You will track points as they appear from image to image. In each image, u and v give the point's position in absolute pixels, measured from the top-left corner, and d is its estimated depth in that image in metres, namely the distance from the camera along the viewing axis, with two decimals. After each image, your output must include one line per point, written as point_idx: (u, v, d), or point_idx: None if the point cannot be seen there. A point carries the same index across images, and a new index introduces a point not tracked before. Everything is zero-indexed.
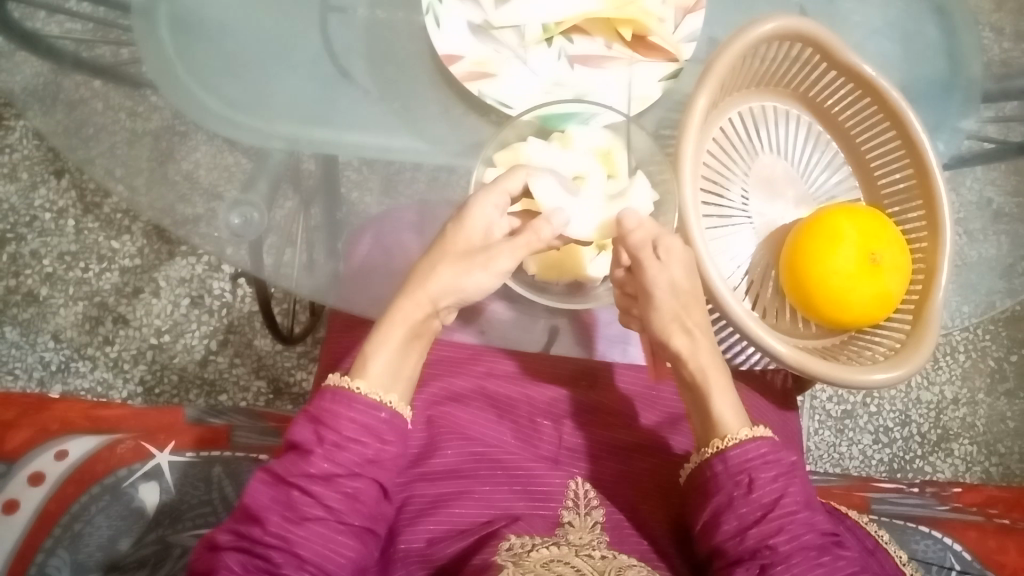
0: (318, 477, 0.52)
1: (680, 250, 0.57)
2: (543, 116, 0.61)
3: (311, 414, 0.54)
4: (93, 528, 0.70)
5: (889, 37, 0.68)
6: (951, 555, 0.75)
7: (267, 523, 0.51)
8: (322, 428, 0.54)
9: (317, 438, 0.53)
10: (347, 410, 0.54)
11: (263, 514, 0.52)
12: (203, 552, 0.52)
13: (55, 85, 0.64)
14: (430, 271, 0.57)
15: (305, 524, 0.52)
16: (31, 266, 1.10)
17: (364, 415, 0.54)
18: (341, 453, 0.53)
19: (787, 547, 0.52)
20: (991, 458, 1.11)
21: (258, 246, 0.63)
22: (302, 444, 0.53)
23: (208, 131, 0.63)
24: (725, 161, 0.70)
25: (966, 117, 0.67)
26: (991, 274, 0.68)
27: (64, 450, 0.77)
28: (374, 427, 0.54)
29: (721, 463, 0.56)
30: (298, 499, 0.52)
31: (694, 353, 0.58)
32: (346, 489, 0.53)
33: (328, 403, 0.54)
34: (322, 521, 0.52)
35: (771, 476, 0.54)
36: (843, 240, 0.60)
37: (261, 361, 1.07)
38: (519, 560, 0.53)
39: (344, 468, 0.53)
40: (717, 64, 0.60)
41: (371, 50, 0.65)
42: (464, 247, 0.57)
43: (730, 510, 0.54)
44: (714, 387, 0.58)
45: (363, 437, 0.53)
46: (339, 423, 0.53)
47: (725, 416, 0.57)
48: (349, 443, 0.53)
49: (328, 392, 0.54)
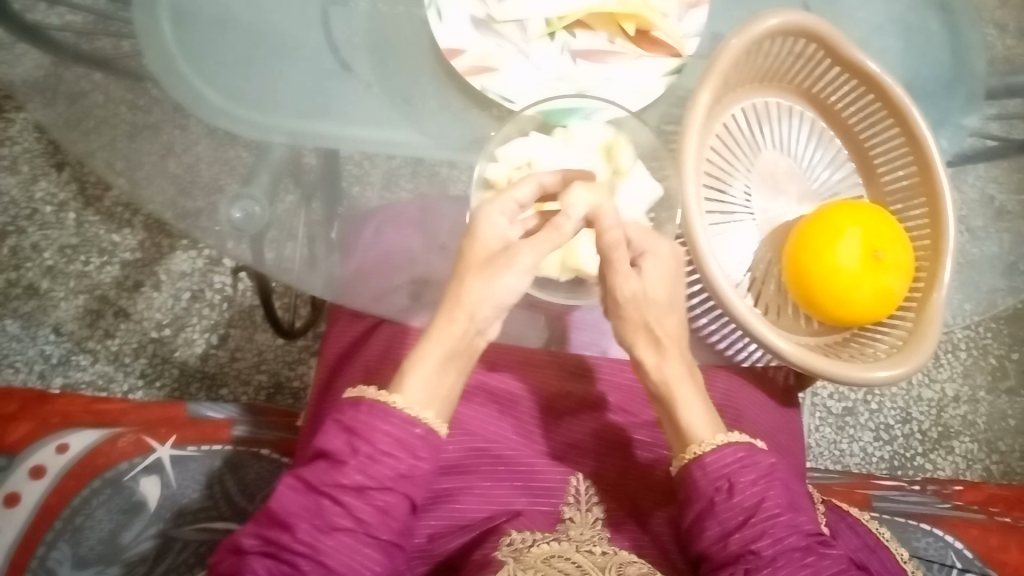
0: (350, 488, 0.52)
1: (665, 260, 0.57)
2: (546, 110, 0.61)
3: (344, 424, 0.54)
4: (94, 522, 0.71)
5: (892, 32, 0.68)
6: (952, 553, 0.75)
7: (296, 530, 0.52)
8: (356, 440, 0.53)
9: (350, 448, 0.53)
10: (383, 424, 0.53)
11: (292, 520, 0.52)
12: (228, 555, 0.53)
13: (56, 78, 0.64)
14: (462, 287, 0.55)
15: (334, 534, 0.52)
16: (32, 259, 1.10)
17: (400, 430, 0.54)
18: (376, 467, 0.53)
19: (771, 552, 0.52)
20: (992, 456, 1.11)
21: (260, 241, 0.63)
22: (333, 453, 0.53)
23: (208, 125, 0.63)
24: (728, 156, 0.70)
25: (968, 114, 0.67)
26: (992, 271, 0.68)
27: (65, 444, 0.76)
28: (409, 442, 0.54)
29: (699, 469, 0.55)
30: (329, 508, 0.52)
31: (659, 366, 0.58)
32: (378, 502, 0.53)
33: (364, 415, 0.53)
34: (350, 532, 0.52)
35: (751, 480, 0.55)
36: (845, 238, 0.59)
37: (261, 356, 1.07)
38: (519, 556, 0.54)
39: (376, 482, 0.53)
40: (719, 60, 0.60)
41: (374, 44, 0.65)
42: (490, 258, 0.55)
43: (713, 515, 0.54)
44: (680, 398, 0.58)
45: (398, 451, 0.53)
46: (374, 435, 0.53)
47: (695, 425, 0.57)
48: (382, 456, 0.53)
49: (364, 403, 0.54)
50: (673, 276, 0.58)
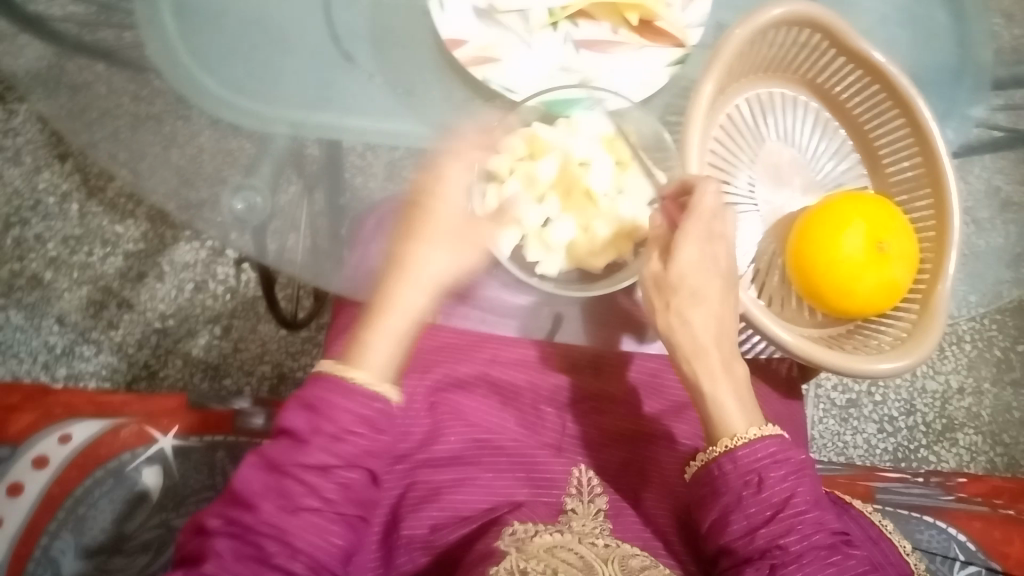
0: (314, 467, 0.52)
1: (699, 257, 0.54)
2: (548, 100, 0.61)
3: (304, 401, 0.54)
4: (96, 512, 0.72)
5: (898, 24, 0.68)
6: (955, 545, 0.76)
7: (260, 511, 0.51)
8: (317, 418, 0.53)
9: (311, 428, 0.53)
10: (347, 400, 0.53)
11: (255, 501, 0.52)
12: (193, 536, 0.53)
13: (58, 69, 0.63)
14: (416, 250, 0.59)
15: (299, 513, 0.52)
16: (35, 251, 1.10)
17: (360, 406, 0.53)
18: (343, 445, 0.53)
19: (798, 548, 0.52)
20: (996, 448, 1.11)
21: (263, 230, 0.65)
22: (296, 431, 0.53)
23: (211, 115, 0.63)
24: (732, 146, 0.69)
25: (974, 104, 0.66)
26: (999, 263, 0.67)
27: (67, 434, 0.76)
28: (370, 417, 0.54)
29: (730, 462, 0.55)
30: (293, 488, 0.52)
31: (701, 355, 0.56)
32: (341, 478, 0.53)
33: (327, 393, 0.53)
34: (314, 511, 0.52)
35: (782, 476, 0.54)
36: (850, 229, 0.59)
37: (265, 347, 1.07)
38: (521, 546, 0.54)
39: (342, 459, 0.53)
40: (723, 49, 0.60)
41: (375, 35, 0.65)
42: (449, 220, 0.60)
43: (739, 509, 0.54)
44: (718, 386, 0.56)
45: (360, 428, 0.53)
46: (335, 413, 0.53)
47: (731, 417, 0.56)
48: (346, 434, 0.53)
49: (324, 379, 0.54)
50: (725, 276, 0.56)
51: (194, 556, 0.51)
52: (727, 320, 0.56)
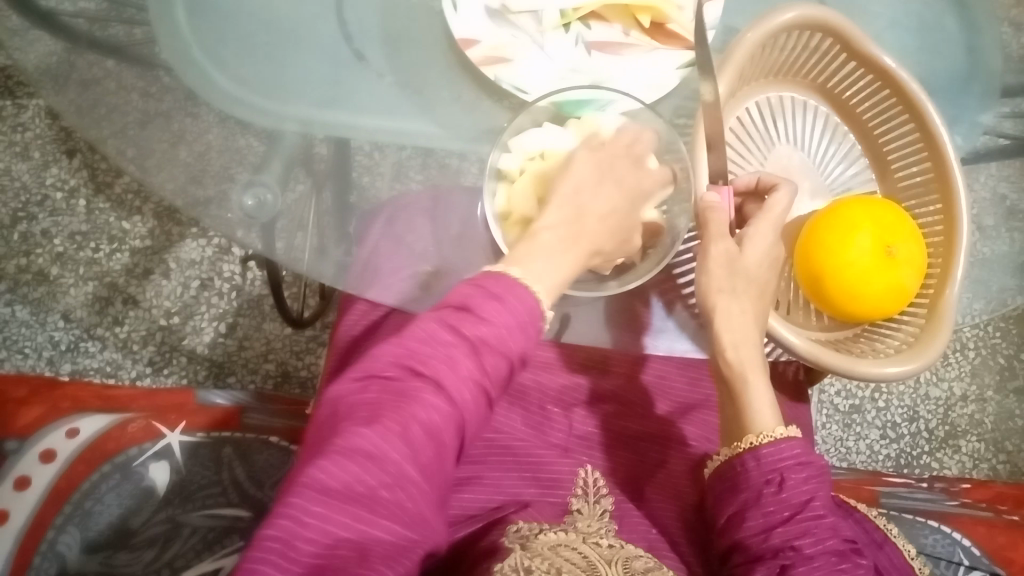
0: (473, 347, 0.47)
1: (765, 251, 0.57)
2: (558, 101, 0.61)
3: (468, 289, 0.49)
4: (103, 506, 0.71)
5: (907, 28, 0.67)
6: (960, 550, 0.75)
7: (422, 375, 0.46)
8: (477, 309, 0.48)
9: (477, 313, 0.48)
10: (509, 299, 0.48)
11: (418, 366, 0.46)
12: (343, 391, 0.47)
13: (68, 64, 0.64)
14: (565, 199, 0.57)
15: (452, 389, 0.46)
16: (42, 246, 1.10)
17: (517, 308, 0.48)
18: (508, 342, 0.48)
19: (811, 550, 0.52)
20: (998, 456, 1.11)
21: (271, 229, 0.63)
22: (462, 310, 0.48)
23: (220, 112, 0.63)
24: (743, 148, 0.69)
25: (984, 112, 0.67)
26: (1005, 271, 0.68)
27: (75, 428, 0.78)
28: (524, 321, 0.49)
29: (753, 459, 0.54)
30: (452, 361, 0.46)
31: (738, 348, 0.56)
32: (490, 367, 0.47)
33: (485, 288, 0.49)
34: (472, 384, 0.47)
35: (804, 478, 0.53)
36: (860, 232, 0.59)
37: (270, 345, 1.07)
38: (526, 543, 0.54)
39: (495, 348, 0.47)
40: (736, 52, 0.60)
41: (386, 34, 0.65)
42: (591, 194, 0.57)
43: (757, 506, 0.53)
44: (752, 383, 0.56)
45: (518, 327, 0.48)
46: (494, 311, 0.48)
47: (760, 415, 0.56)
48: (505, 324, 0.48)
49: (492, 276, 0.50)
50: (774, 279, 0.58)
51: (337, 424, 0.45)
52: (763, 316, 0.57)
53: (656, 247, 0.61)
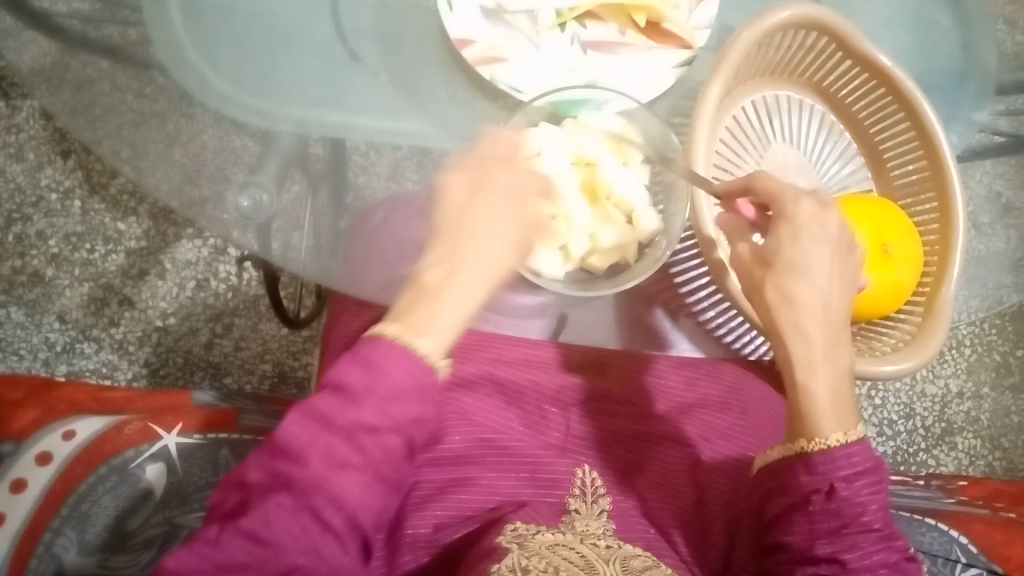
0: (361, 428, 0.49)
1: (805, 237, 0.54)
2: (555, 100, 0.61)
3: (358, 357, 0.50)
4: (100, 508, 0.71)
5: (902, 26, 0.67)
6: (957, 547, 0.75)
7: (308, 463, 0.48)
8: (370, 377, 0.49)
9: (366, 386, 0.49)
10: (401, 365, 0.49)
11: (303, 453, 0.48)
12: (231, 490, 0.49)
13: (61, 65, 0.63)
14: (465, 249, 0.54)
15: (344, 470, 0.48)
16: (36, 247, 1.09)
17: (414, 374, 0.50)
18: (396, 416, 0.50)
19: (858, 563, 0.52)
20: (994, 452, 1.11)
21: (267, 229, 0.64)
22: (347, 386, 0.49)
23: (214, 113, 0.63)
24: (739, 150, 0.68)
25: (978, 109, 0.67)
26: (999, 268, 0.68)
27: (71, 431, 0.77)
28: (421, 386, 0.50)
29: (805, 470, 0.53)
30: (338, 445, 0.48)
31: (793, 349, 0.54)
32: (386, 443, 0.49)
33: (381, 355, 0.50)
34: (360, 468, 0.49)
35: (857, 489, 0.53)
36: (855, 231, 0.59)
37: (266, 345, 1.07)
38: (523, 542, 0.54)
39: (388, 422, 0.49)
40: (731, 52, 0.60)
41: (381, 34, 0.65)
42: (492, 230, 0.54)
43: (804, 513, 0.53)
44: (813, 385, 0.54)
45: (411, 395, 0.50)
46: (389, 374, 0.49)
47: (822, 418, 0.53)
48: (395, 397, 0.49)
49: (383, 343, 0.50)
50: (834, 264, 0.54)
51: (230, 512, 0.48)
52: (826, 309, 0.54)
53: (652, 248, 0.60)
